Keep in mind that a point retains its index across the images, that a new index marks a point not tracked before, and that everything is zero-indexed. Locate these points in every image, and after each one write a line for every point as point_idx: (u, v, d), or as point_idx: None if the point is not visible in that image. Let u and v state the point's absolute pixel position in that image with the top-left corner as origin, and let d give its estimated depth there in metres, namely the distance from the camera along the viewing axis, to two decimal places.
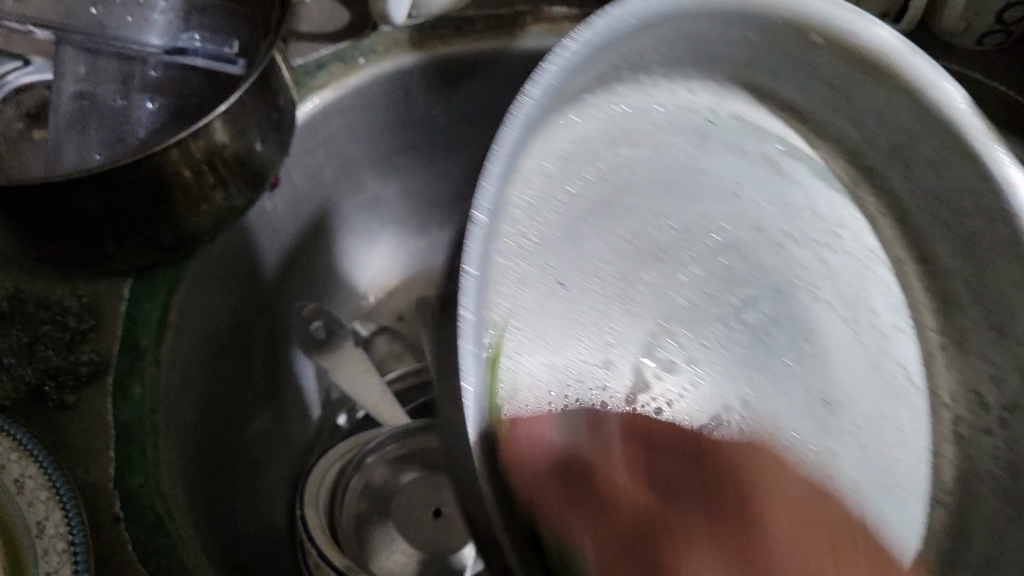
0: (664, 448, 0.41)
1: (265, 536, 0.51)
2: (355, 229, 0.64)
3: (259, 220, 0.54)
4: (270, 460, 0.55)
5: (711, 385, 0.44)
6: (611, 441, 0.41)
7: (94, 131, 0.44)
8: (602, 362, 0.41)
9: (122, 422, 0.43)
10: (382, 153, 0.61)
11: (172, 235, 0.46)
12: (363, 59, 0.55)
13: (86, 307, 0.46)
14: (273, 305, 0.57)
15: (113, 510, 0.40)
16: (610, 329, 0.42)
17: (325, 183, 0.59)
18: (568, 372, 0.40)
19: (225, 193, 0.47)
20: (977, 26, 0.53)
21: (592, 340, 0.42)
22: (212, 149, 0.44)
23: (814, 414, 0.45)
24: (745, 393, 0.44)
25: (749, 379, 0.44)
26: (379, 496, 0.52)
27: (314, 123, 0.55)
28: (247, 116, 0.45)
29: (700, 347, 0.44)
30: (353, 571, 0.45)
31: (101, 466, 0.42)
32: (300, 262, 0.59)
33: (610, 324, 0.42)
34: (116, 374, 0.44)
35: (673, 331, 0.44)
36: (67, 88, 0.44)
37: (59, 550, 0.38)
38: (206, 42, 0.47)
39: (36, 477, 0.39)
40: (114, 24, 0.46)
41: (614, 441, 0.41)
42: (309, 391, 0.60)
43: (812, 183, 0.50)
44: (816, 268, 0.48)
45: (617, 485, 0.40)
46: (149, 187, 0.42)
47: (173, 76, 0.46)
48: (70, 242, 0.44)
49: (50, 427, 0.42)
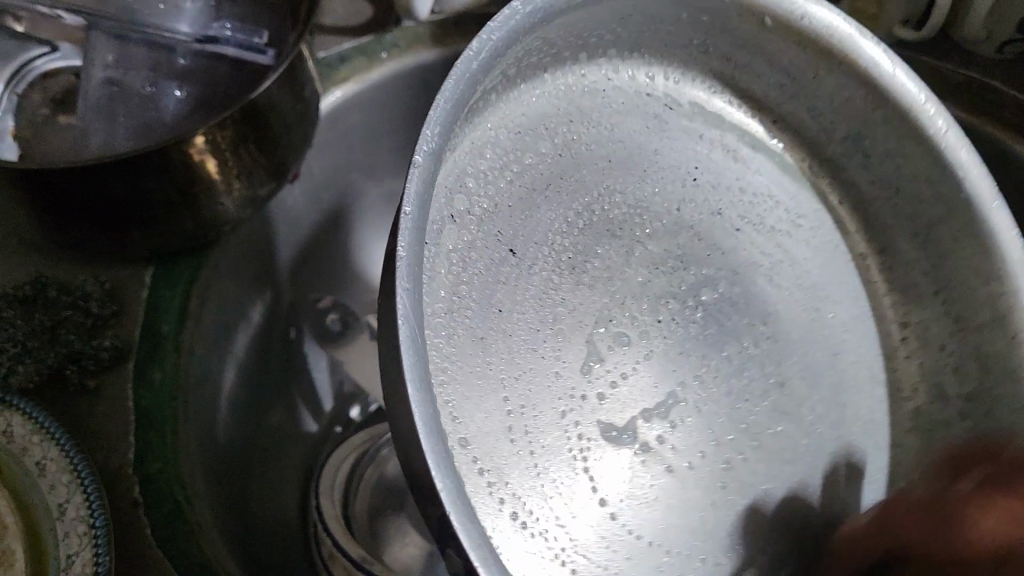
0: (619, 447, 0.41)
1: (279, 525, 0.52)
2: (372, 222, 0.64)
3: (279, 210, 0.54)
4: (284, 451, 0.56)
5: (658, 372, 0.44)
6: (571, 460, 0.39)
7: (122, 116, 0.44)
8: (554, 371, 0.40)
9: (143, 408, 0.43)
10: (401, 147, 0.61)
11: (195, 223, 0.46)
12: (386, 53, 0.55)
13: (108, 294, 0.46)
14: (290, 296, 0.57)
15: (133, 496, 0.41)
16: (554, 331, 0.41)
17: (344, 176, 0.59)
18: (516, 381, 0.39)
19: (249, 183, 0.47)
20: (998, 35, 0.53)
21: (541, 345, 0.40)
22: (238, 138, 0.44)
23: (771, 397, 0.47)
24: (699, 373, 0.45)
25: (704, 362, 0.46)
26: (393, 488, 0.52)
27: (336, 114, 0.55)
28: (274, 106, 0.45)
29: (641, 341, 0.44)
30: (369, 561, 0.45)
31: (121, 451, 0.42)
32: (316, 253, 0.60)
33: (555, 325, 0.41)
34: (138, 361, 0.44)
35: (612, 327, 0.43)
36: (96, 74, 0.44)
37: (80, 533, 0.38)
38: (236, 32, 0.47)
39: (58, 460, 0.39)
40: (143, 10, 0.46)
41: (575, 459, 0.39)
42: (323, 384, 0.60)
43: (772, 172, 0.54)
44: (778, 256, 0.51)
45: (581, 501, 0.39)
46: (175, 174, 0.42)
47: (202, 67, 0.46)
48: (94, 227, 0.44)
49: (71, 411, 0.43)
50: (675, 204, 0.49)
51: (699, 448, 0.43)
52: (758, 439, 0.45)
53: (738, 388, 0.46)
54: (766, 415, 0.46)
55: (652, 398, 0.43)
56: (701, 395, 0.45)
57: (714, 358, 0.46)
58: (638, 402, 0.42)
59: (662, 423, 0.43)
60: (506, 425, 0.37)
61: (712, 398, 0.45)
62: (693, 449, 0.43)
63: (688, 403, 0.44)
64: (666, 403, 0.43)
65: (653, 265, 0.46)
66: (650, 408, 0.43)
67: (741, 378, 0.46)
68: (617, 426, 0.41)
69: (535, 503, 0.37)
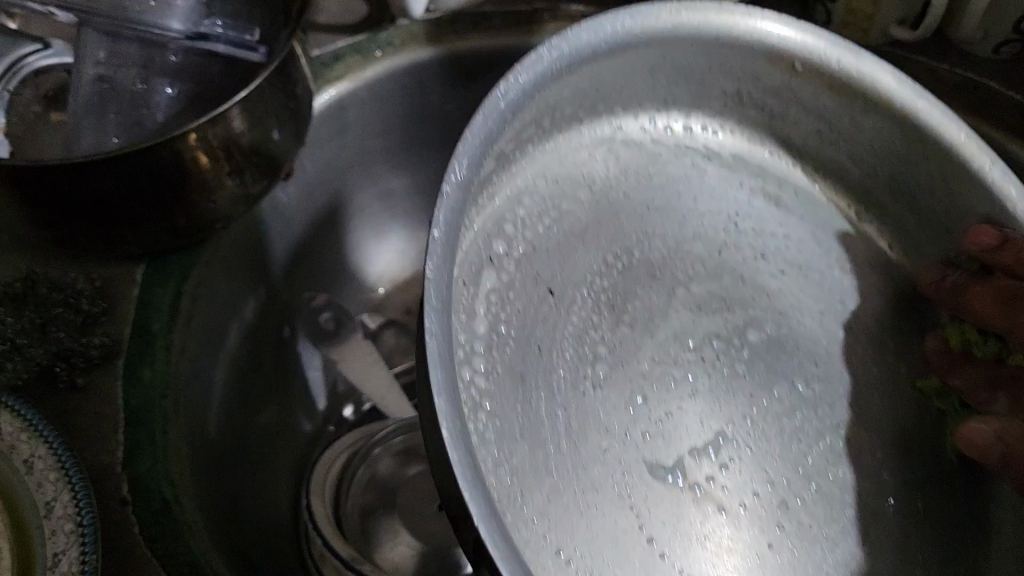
0: (672, 486, 0.40)
1: (271, 524, 0.51)
2: (366, 223, 0.64)
3: (272, 210, 0.54)
4: (276, 449, 0.56)
5: (710, 406, 0.43)
6: (620, 499, 0.39)
7: (113, 113, 0.44)
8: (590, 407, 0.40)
9: (132, 406, 0.43)
10: (396, 146, 0.61)
11: (187, 220, 0.46)
12: (381, 51, 0.55)
13: (98, 292, 0.46)
14: (284, 297, 0.57)
15: (121, 494, 0.40)
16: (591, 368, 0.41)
17: (339, 175, 0.59)
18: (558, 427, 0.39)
19: (240, 182, 0.47)
20: (994, 35, 0.53)
21: (575, 382, 0.41)
22: (230, 136, 0.44)
23: (828, 442, 0.45)
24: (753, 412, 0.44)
25: (752, 396, 0.44)
26: (385, 488, 0.52)
27: (329, 114, 0.55)
28: (266, 104, 0.45)
29: (687, 377, 0.43)
30: (358, 561, 0.45)
31: (109, 449, 0.42)
32: (310, 254, 0.60)
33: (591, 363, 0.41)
34: (127, 358, 0.44)
35: (661, 359, 0.43)
36: (87, 71, 0.43)
37: (67, 531, 0.37)
38: (229, 29, 0.47)
39: (46, 458, 0.39)
40: (135, 7, 0.45)
41: (624, 499, 0.39)
42: (317, 383, 0.60)
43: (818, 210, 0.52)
44: (823, 287, 0.50)
45: (634, 545, 0.38)
46: (166, 172, 0.42)
47: (194, 63, 0.47)
48: (84, 225, 0.44)
49: (60, 409, 0.43)
50: (714, 242, 0.48)
51: (757, 483, 0.42)
52: (823, 481, 0.43)
53: (803, 430, 0.44)
54: (827, 455, 0.44)
55: (703, 435, 0.42)
56: (754, 429, 0.43)
57: (763, 398, 0.44)
58: (691, 436, 0.42)
59: (712, 463, 0.41)
60: (545, 464, 0.38)
61: (767, 433, 0.43)
62: (745, 487, 0.42)
63: (739, 439, 0.43)
64: (719, 441, 0.42)
65: (699, 305, 0.46)
66: (705, 446, 0.42)
67: (802, 416, 0.45)
68: (668, 462, 0.41)
69: (582, 547, 0.37)
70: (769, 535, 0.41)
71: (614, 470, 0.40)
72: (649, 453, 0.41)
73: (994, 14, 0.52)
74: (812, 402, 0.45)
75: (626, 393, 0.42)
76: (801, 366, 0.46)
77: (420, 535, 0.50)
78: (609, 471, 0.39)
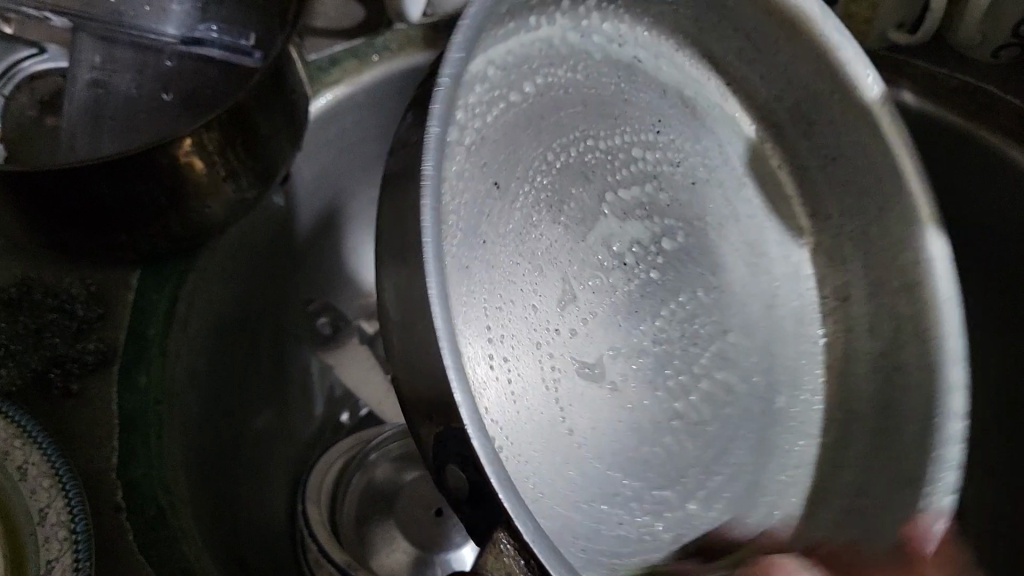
0: (591, 378, 0.43)
1: (267, 531, 0.51)
2: (361, 227, 0.63)
3: (267, 214, 0.54)
4: (272, 454, 0.55)
5: (612, 320, 0.46)
6: (547, 377, 0.41)
7: (109, 118, 0.44)
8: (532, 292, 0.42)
9: (127, 412, 0.43)
10: (393, 149, 0.61)
11: (182, 226, 0.46)
12: (378, 55, 0.55)
13: (94, 298, 0.46)
14: (280, 302, 0.57)
15: (115, 500, 0.40)
16: (539, 263, 0.43)
17: (334, 179, 0.59)
18: (494, 308, 0.39)
19: (237, 187, 0.47)
20: (993, 38, 0.53)
21: (522, 274, 0.41)
22: (226, 140, 0.44)
23: (725, 356, 0.52)
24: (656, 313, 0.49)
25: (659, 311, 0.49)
26: (382, 494, 0.51)
27: (325, 118, 0.54)
28: (261, 109, 0.45)
29: (591, 303, 0.45)
30: (353, 567, 0.45)
31: (104, 455, 0.41)
32: (305, 259, 0.59)
33: (529, 259, 0.42)
34: (122, 364, 0.44)
35: (578, 276, 0.45)
36: (82, 75, 0.44)
37: (60, 539, 0.37)
38: (223, 33, 0.47)
39: (39, 465, 0.39)
40: (128, 12, 0.45)
41: (549, 378, 0.41)
42: (313, 388, 0.60)
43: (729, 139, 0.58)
44: (745, 224, 0.57)
45: (556, 420, 0.41)
46: (161, 177, 0.42)
47: (190, 67, 0.46)
48: (78, 231, 0.44)
49: (54, 415, 0.42)
50: (642, 151, 0.52)
51: (651, 383, 0.47)
52: (699, 380, 0.50)
53: (687, 335, 0.50)
54: (706, 356, 0.51)
55: (621, 336, 0.46)
56: (658, 334, 0.48)
57: (653, 305, 0.49)
58: (608, 338, 0.45)
59: (624, 364, 0.46)
60: (487, 350, 0.38)
61: (670, 341, 0.49)
62: (642, 393, 0.46)
63: (649, 347, 0.48)
64: (614, 353, 0.45)
65: (624, 213, 0.49)
66: (620, 345, 0.46)
67: (693, 325, 0.51)
68: (589, 360, 0.44)
69: (514, 426, 0.39)
70: (654, 433, 0.46)
71: (546, 334, 0.42)
72: (574, 347, 0.43)
73: (992, 18, 0.52)
74: (714, 308, 0.53)
75: (555, 285, 0.43)
76: (698, 275, 0.52)
77: (417, 540, 0.49)
78: (541, 332, 0.41)
